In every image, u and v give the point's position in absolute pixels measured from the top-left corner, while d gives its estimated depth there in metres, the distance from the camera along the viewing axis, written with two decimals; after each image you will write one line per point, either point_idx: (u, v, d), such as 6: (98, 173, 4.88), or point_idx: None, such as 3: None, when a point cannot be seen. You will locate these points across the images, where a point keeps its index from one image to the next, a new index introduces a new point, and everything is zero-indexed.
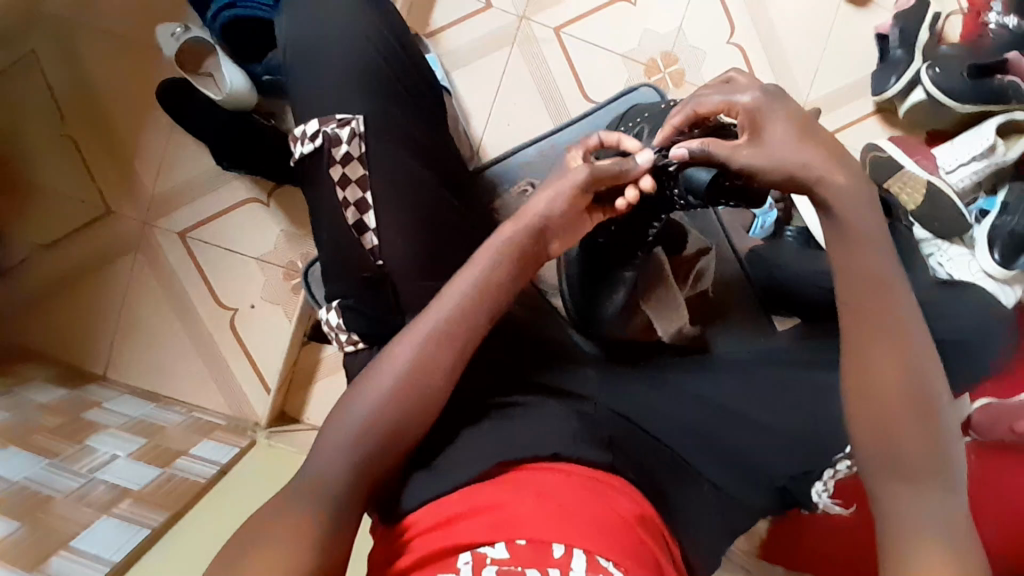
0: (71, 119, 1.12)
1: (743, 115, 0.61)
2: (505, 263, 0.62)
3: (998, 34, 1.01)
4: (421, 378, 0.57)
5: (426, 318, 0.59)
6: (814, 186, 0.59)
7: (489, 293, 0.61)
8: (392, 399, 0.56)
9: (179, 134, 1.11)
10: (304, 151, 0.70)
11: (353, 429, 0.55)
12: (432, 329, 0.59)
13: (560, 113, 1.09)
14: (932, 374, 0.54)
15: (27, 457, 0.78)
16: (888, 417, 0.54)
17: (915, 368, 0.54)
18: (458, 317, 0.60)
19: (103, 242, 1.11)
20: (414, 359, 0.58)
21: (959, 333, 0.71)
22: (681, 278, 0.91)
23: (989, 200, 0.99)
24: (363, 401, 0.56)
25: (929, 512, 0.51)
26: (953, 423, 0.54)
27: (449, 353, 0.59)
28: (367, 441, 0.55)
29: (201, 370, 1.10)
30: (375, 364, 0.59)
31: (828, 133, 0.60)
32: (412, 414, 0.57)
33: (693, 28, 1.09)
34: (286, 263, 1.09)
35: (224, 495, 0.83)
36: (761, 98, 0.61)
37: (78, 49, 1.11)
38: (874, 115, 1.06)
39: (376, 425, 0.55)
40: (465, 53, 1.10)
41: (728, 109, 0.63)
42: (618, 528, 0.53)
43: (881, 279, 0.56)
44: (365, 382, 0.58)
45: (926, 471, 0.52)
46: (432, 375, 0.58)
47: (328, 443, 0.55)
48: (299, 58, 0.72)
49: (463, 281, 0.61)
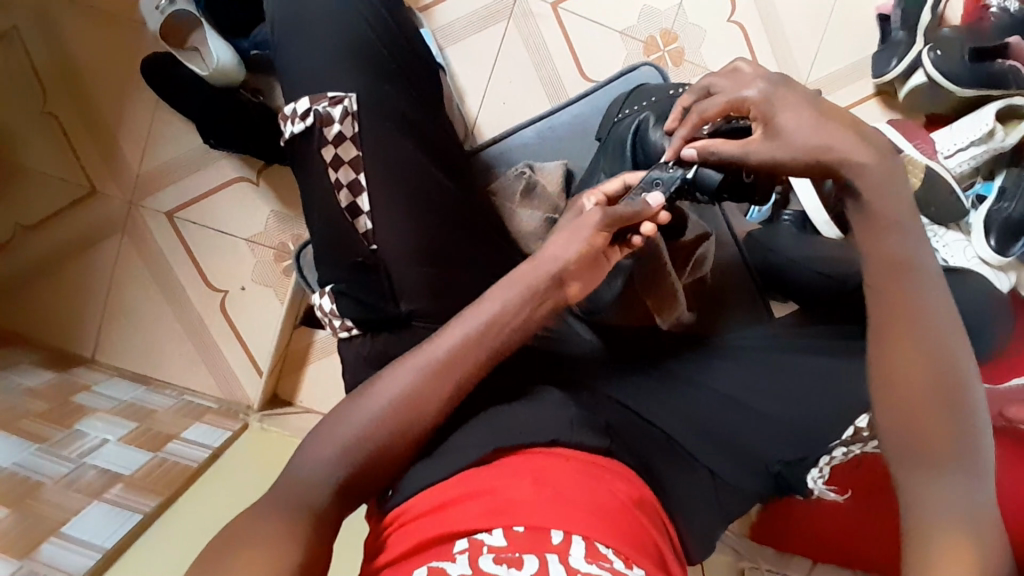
0: (52, 94, 1.08)
1: (757, 109, 0.60)
2: (520, 287, 0.62)
3: (999, 18, 1.00)
4: (422, 403, 0.57)
5: (444, 339, 0.59)
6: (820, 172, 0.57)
7: (498, 328, 0.60)
8: (399, 412, 0.56)
9: (164, 110, 1.08)
10: (295, 130, 0.67)
11: (347, 435, 0.54)
12: (439, 357, 0.58)
13: (557, 92, 1.07)
14: (957, 360, 0.53)
15: (15, 441, 0.76)
16: (913, 403, 0.53)
17: (920, 352, 0.53)
18: (466, 349, 0.59)
19: (88, 222, 1.09)
20: (417, 384, 0.57)
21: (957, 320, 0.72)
22: (680, 266, 0.87)
23: (986, 185, 1.00)
24: (360, 413, 0.55)
25: (952, 499, 0.50)
26: (982, 406, 0.53)
27: (451, 380, 0.58)
28: (361, 448, 0.54)
29: (192, 352, 1.08)
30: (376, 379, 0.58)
31: (836, 116, 0.59)
32: (407, 428, 0.56)
33: (693, 6, 1.07)
34: (277, 244, 1.07)
35: (217, 480, 0.82)
36: (767, 90, 0.60)
37: (58, 20, 1.07)
38: (873, 97, 1.05)
39: (371, 439, 0.55)
40: (460, 29, 1.07)
41: (736, 107, 0.62)
42: (617, 514, 0.52)
43: (891, 267, 0.56)
44: (365, 394, 0.57)
45: (938, 458, 0.51)
46: (431, 405, 0.57)
47: (320, 444, 0.54)
48: (290, 34, 0.70)
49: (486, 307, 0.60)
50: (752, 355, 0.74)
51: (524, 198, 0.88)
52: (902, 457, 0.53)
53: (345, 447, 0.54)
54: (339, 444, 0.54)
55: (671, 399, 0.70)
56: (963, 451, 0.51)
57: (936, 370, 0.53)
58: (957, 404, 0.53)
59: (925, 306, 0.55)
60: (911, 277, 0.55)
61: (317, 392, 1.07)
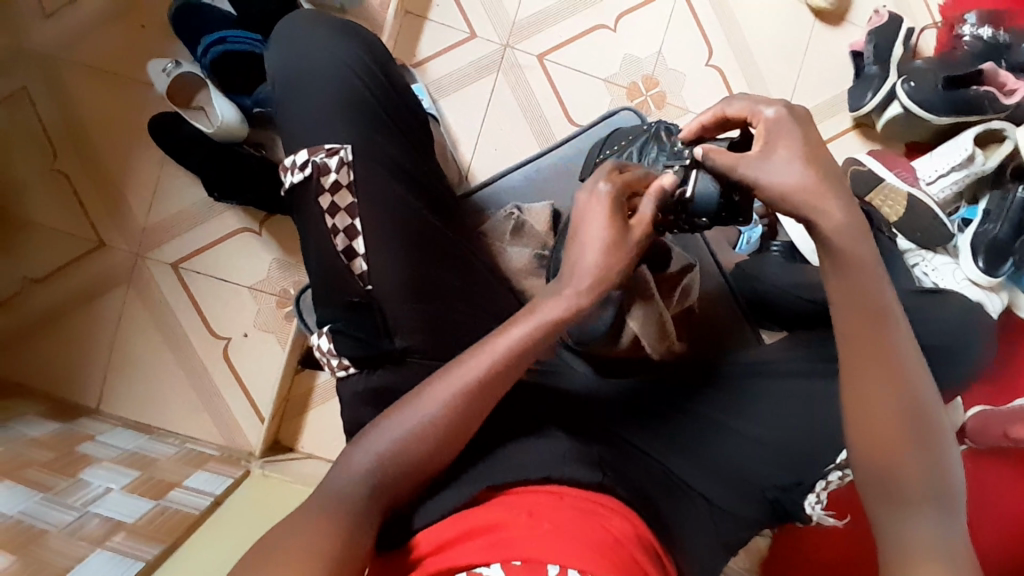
0: (63, 155, 1.13)
1: (763, 129, 0.61)
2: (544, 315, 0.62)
3: (971, 45, 1.03)
4: (452, 422, 0.59)
5: (470, 366, 0.60)
6: (799, 209, 0.59)
7: (534, 345, 0.61)
8: (424, 434, 0.58)
9: (170, 166, 1.12)
10: (294, 180, 0.70)
11: (375, 455, 0.58)
12: (469, 382, 0.59)
13: (545, 136, 1.11)
14: (922, 403, 0.56)
15: (21, 491, 0.77)
16: (878, 434, 0.55)
17: (900, 391, 0.55)
18: (500, 369, 0.60)
19: (94, 275, 1.12)
20: (451, 405, 0.59)
21: (942, 339, 0.73)
22: (666, 294, 0.87)
23: (970, 209, 1.01)
24: (397, 428, 0.59)
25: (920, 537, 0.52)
26: (947, 447, 0.56)
27: (487, 396, 0.60)
28: (392, 465, 0.58)
29: (194, 401, 1.10)
30: (417, 394, 0.60)
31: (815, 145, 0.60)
32: (427, 438, 0.58)
33: (672, 52, 1.12)
34: (279, 291, 1.10)
35: (217, 528, 0.82)
36: (785, 113, 0.60)
37: (71, 87, 1.13)
38: (851, 129, 1.09)
39: (409, 454, 0.58)
40: (450, 82, 1.12)
41: (751, 118, 0.62)
42: (613, 549, 0.52)
43: (868, 299, 0.58)
44: (404, 409, 0.59)
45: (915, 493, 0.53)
46: (465, 421, 0.60)
47: (352, 462, 0.58)
48: (287, 89, 0.73)
49: (514, 331, 0.61)
50: (745, 383, 0.74)
51: (514, 237, 0.90)
52: (893, 487, 0.54)
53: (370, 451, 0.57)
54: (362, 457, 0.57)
55: (660, 426, 0.71)
56: (942, 493, 0.54)
57: (915, 406, 0.55)
58: (930, 432, 0.55)
59: (901, 339, 0.57)
60: (886, 301, 0.58)
61: (318, 437, 1.09)
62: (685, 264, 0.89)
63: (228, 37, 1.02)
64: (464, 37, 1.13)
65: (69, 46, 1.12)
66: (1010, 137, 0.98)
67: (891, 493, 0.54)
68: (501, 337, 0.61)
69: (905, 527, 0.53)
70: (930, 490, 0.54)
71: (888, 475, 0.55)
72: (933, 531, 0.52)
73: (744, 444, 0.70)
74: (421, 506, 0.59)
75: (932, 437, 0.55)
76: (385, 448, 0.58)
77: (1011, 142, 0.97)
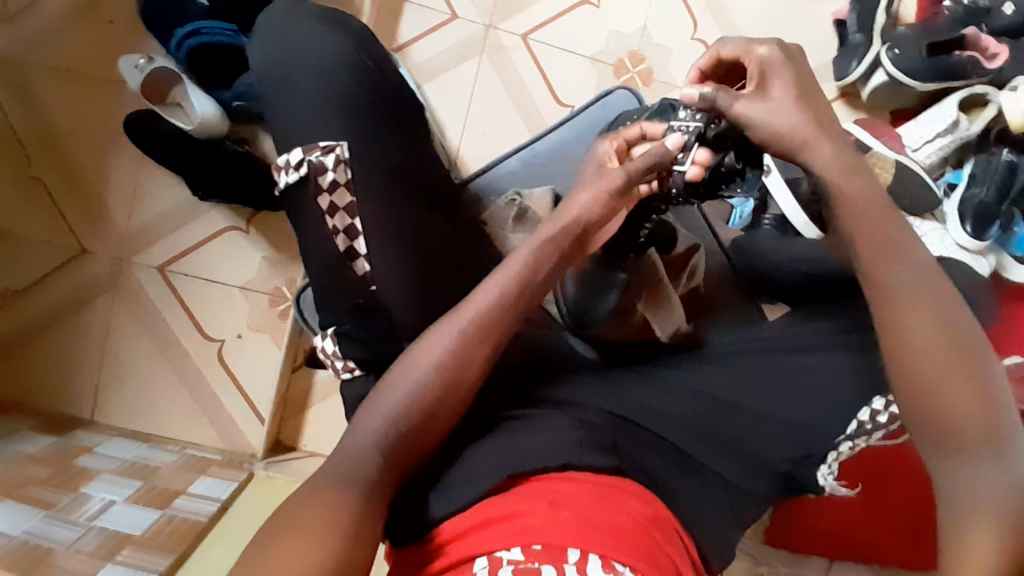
0: (35, 158, 1.08)
1: (757, 66, 0.61)
2: (546, 254, 0.64)
3: (952, 10, 1.03)
4: (462, 365, 0.59)
5: (471, 303, 0.61)
6: None
7: (525, 282, 0.62)
8: (431, 388, 0.58)
9: (150, 165, 1.08)
10: (289, 181, 0.68)
11: (384, 451, 0.56)
12: (471, 322, 0.60)
13: (534, 120, 1.09)
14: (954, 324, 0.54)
15: (22, 509, 0.75)
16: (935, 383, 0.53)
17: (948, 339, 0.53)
18: (500, 310, 0.61)
19: (76, 283, 1.08)
20: (459, 345, 0.59)
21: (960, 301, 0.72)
22: (675, 275, 0.89)
23: (955, 174, 1.03)
24: (402, 388, 0.58)
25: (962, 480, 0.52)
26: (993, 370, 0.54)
27: (491, 331, 0.60)
28: (407, 457, 0.57)
29: (190, 405, 1.08)
30: (422, 339, 0.61)
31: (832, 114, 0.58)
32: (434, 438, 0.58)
33: (657, 28, 1.10)
34: (271, 289, 1.08)
35: (226, 534, 0.81)
36: (776, 52, 0.60)
37: (37, 87, 1.08)
38: (838, 99, 1.10)
39: (420, 406, 0.57)
40: (434, 66, 1.10)
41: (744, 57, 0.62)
42: (633, 532, 0.54)
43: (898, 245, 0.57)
44: (409, 357, 0.59)
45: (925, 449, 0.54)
46: (472, 363, 0.59)
47: (363, 446, 0.56)
48: (274, 85, 0.71)
49: (507, 271, 0.62)
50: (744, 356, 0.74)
51: (517, 224, 0.89)
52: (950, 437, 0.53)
53: (385, 457, 0.56)
54: (377, 464, 0.55)
55: (670, 406, 0.71)
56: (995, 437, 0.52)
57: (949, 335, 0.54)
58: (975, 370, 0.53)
59: (923, 281, 0.56)
60: (900, 258, 0.56)
61: (319, 435, 1.07)
62: (692, 244, 0.90)
63: (202, 29, 0.99)
64: (446, 18, 1.10)
65: (32, 44, 1.07)
66: (993, 100, 0.99)
67: (945, 441, 0.53)
68: (489, 285, 0.62)
69: (961, 479, 0.52)
70: (982, 433, 0.52)
71: (937, 419, 0.53)
72: (987, 478, 0.51)
73: (756, 420, 0.70)
74: (436, 496, 0.58)
75: (984, 372, 0.53)
76: (399, 408, 0.57)
77: (995, 106, 0.98)
